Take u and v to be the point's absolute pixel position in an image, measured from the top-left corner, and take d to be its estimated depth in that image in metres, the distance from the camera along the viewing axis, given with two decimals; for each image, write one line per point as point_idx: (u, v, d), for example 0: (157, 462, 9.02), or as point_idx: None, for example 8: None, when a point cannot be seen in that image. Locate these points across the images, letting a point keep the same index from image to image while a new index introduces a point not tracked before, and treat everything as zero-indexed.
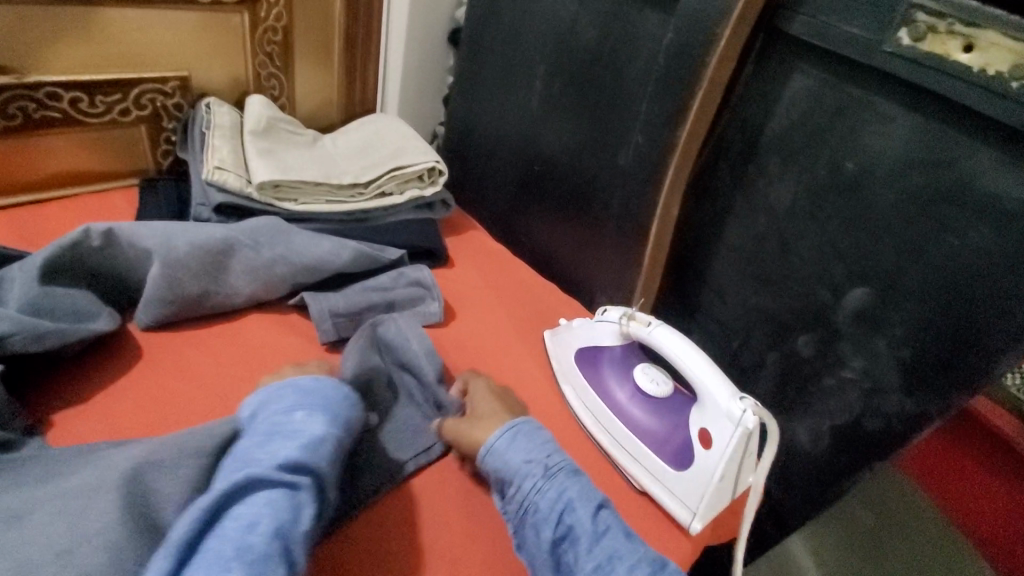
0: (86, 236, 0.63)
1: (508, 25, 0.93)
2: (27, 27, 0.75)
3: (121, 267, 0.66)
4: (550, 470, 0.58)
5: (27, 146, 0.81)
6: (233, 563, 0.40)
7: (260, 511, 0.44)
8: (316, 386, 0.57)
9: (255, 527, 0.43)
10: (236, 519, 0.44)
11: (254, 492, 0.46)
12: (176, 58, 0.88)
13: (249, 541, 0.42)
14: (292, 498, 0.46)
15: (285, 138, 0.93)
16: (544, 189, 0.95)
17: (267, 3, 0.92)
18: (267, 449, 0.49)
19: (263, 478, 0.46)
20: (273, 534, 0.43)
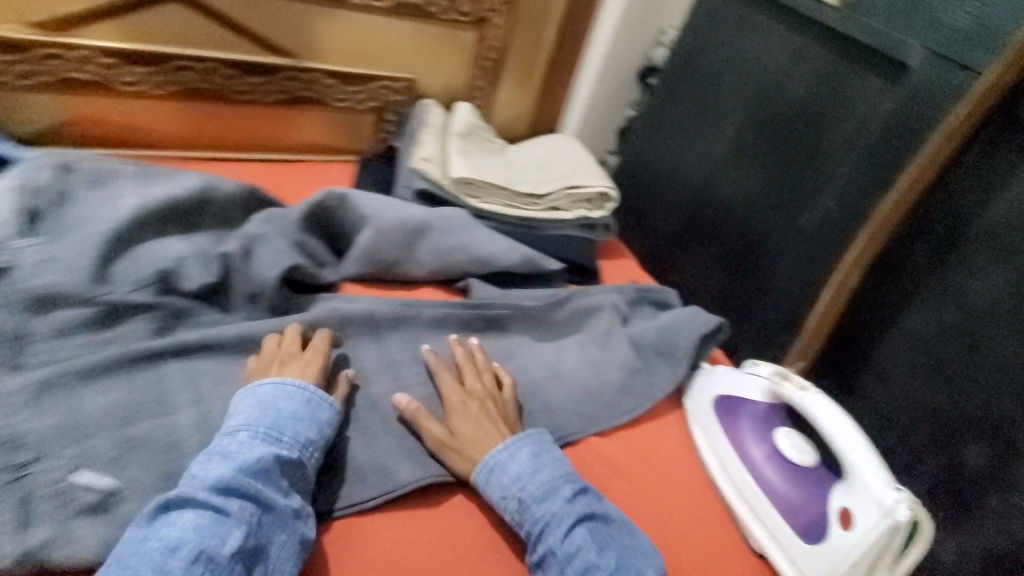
0: (327, 197, 0.75)
1: (712, 71, 0.96)
2: (315, 24, 0.90)
3: (340, 226, 0.78)
4: (523, 504, 0.58)
5: (283, 115, 0.95)
6: None
7: (184, 533, 0.45)
8: (275, 397, 0.56)
9: (180, 549, 0.44)
10: (163, 536, 0.45)
11: (184, 512, 0.47)
12: (410, 63, 1.02)
13: (169, 564, 0.43)
14: (220, 525, 0.46)
15: (478, 143, 1.03)
16: (711, 233, 0.96)
17: (495, 26, 1.04)
18: (211, 464, 0.49)
19: (200, 499, 0.47)
20: (188, 563, 0.43)
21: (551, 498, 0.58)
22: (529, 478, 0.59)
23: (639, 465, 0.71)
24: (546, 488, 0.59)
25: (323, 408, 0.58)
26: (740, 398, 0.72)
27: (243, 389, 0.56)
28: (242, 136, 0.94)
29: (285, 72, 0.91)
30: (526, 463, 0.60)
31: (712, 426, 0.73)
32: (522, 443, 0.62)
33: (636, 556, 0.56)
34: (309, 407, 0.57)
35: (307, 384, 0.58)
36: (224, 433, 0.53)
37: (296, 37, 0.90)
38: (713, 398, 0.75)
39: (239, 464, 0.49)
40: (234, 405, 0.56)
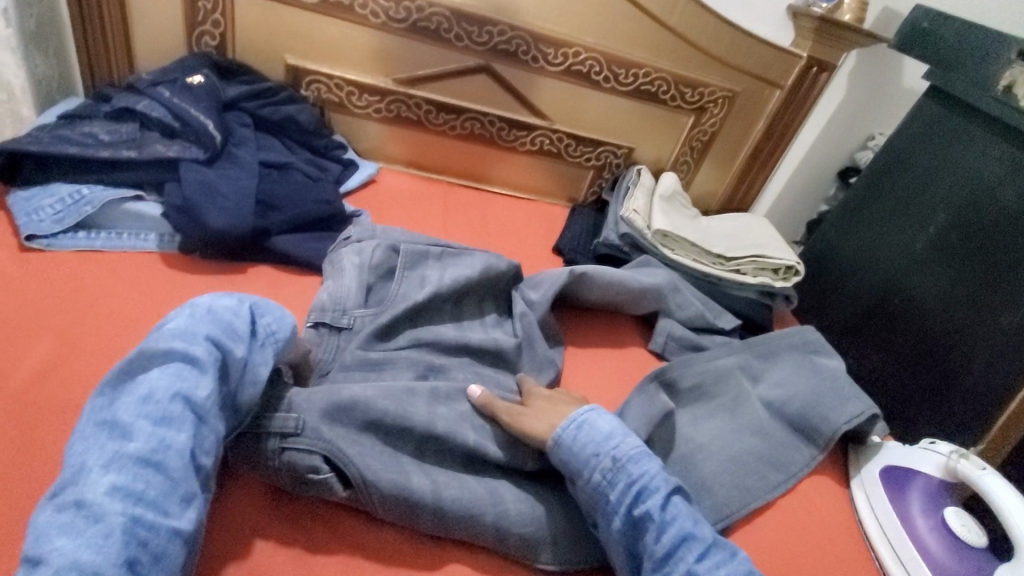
0: (568, 276, 0.91)
1: (918, 175, 1.01)
2: (570, 99, 1.16)
3: (570, 291, 0.93)
4: (617, 461, 0.60)
5: (528, 163, 1.23)
6: (135, 426, 0.45)
7: (158, 384, 0.48)
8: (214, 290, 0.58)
9: (153, 399, 0.47)
10: (139, 390, 0.48)
11: (154, 367, 0.49)
12: (633, 136, 1.23)
13: (151, 408, 0.47)
14: (192, 376, 0.49)
15: (678, 208, 1.19)
16: (895, 323, 0.98)
17: (711, 115, 1.22)
18: (163, 333, 0.52)
19: (164, 358, 0.50)
20: (171, 400, 0.47)
21: (643, 463, 0.61)
22: (616, 437, 0.62)
23: (794, 503, 0.74)
24: (636, 452, 0.62)
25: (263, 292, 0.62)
26: (912, 470, 0.74)
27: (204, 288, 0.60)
28: (497, 173, 1.23)
29: (540, 131, 1.18)
30: (615, 426, 0.64)
31: (877, 495, 0.74)
32: (608, 414, 0.66)
33: (724, 539, 0.59)
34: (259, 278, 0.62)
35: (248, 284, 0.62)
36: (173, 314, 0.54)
37: (555, 108, 1.17)
38: (882, 467, 0.76)
39: (194, 326, 0.52)
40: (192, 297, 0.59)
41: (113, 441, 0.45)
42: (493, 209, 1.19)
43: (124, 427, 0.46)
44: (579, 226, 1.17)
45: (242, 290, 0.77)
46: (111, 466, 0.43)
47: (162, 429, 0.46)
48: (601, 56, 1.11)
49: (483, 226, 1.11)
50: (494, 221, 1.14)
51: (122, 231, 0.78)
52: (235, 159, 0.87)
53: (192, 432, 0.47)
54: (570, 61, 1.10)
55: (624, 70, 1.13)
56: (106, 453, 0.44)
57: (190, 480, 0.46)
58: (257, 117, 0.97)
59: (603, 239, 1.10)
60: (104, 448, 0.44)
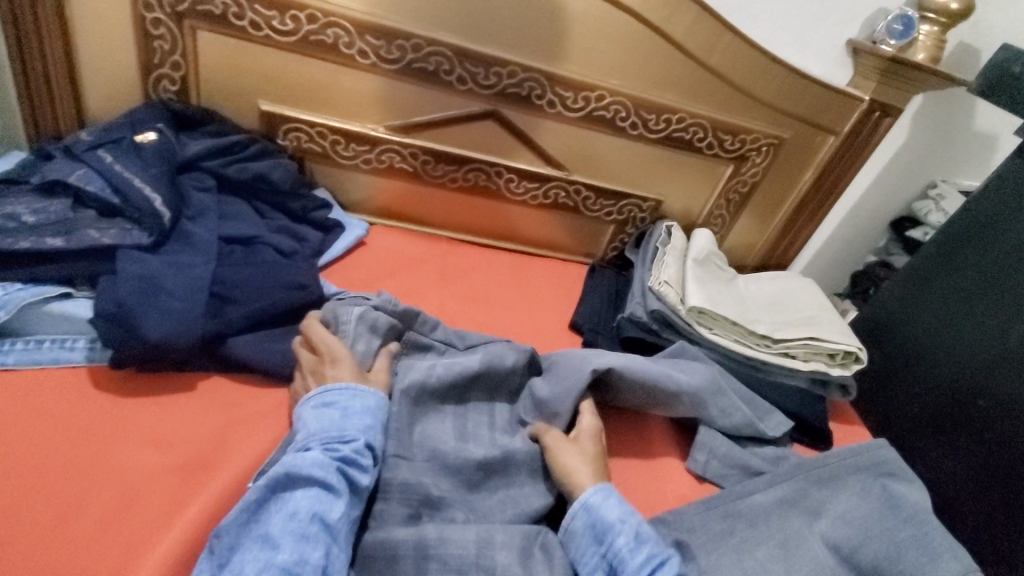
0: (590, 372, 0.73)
1: (1006, 250, 0.85)
2: (590, 148, 1.00)
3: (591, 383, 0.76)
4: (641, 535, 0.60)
5: (541, 216, 1.08)
6: (280, 543, 0.48)
7: (300, 503, 0.51)
8: (334, 402, 0.61)
9: (297, 516, 0.50)
10: (282, 509, 0.51)
11: (293, 489, 0.52)
12: (660, 186, 1.08)
13: (291, 525, 0.49)
14: (328, 498, 0.52)
15: (713, 273, 1.03)
16: (982, 428, 0.83)
17: (752, 163, 1.06)
18: (305, 452, 0.55)
19: (303, 478, 0.53)
20: (310, 520, 0.50)
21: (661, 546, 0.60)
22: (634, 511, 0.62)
23: None
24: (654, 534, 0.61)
25: (373, 401, 0.63)
26: None
27: (310, 397, 0.62)
28: (504, 227, 1.08)
29: (555, 182, 1.03)
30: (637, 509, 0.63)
31: None
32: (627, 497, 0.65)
33: None
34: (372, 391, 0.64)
35: (355, 385, 0.63)
36: (303, 436, 0.58)
37: (572, 156, 1.01)
38: None
39: (332, 449, 0.56)
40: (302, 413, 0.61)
41: (262, 552, 0.48)
42: (500, 271, 1.03)
43: (273, 539, 0.49)
44: (599, 293, 1.01)
45: (184, 415, 0.62)
46: None
47: (301, 549, 0.48)
48: (627, 100, 0.95)
49: (488, 294, 0.96)
50: (501, 287, 0.99)
51: (43, 338, 0.63)
52: (189, 238, 0.72)
53: (326, 553, 0.49)
54: (591, 106, 0.95)
55: (653, 115, 0.97)
56: (258, 562, 0.47)
57: None
58: (222, 177, 0.83)
59: (629, 314, 0.94)
60: (256, 557, 0.47)
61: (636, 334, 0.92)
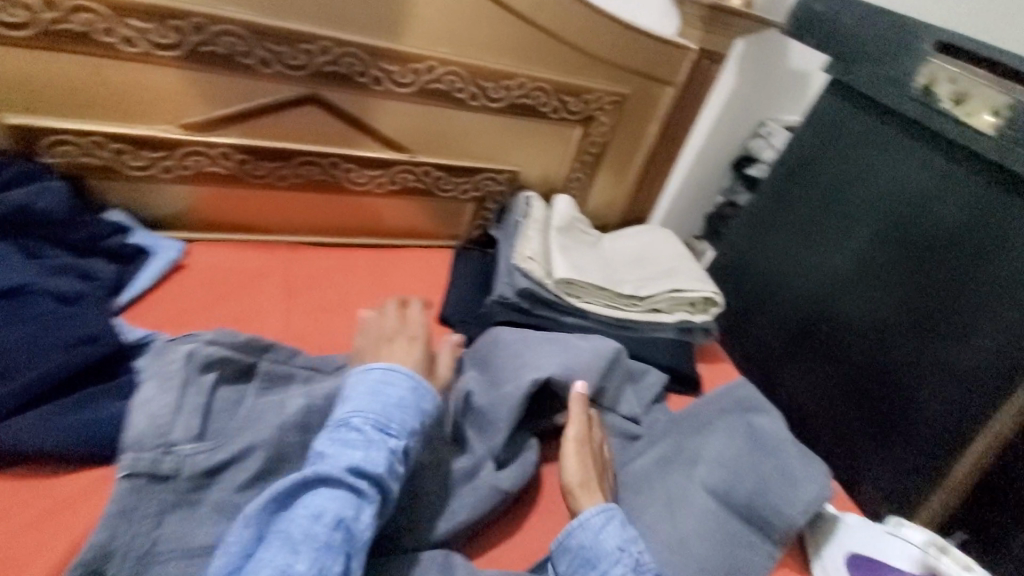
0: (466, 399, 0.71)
1: (828, 181, 0.91)
2: (432, 124, 0.94)
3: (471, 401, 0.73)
4: (639, 567, 0.58)
5: (392, 204, 0.99)
6: (298, 548, 0.47)
7: (326, 504, 0.50)
8: (383, 386, 0.60)
9: (322, 518, 0.48)
10: (306, 508, 0.50)
11: (320, 488, 0.51)
12: (513, 156, 1.03)
13: (313, 530, 0.48)
14: (356, 502, 0.51)
15: (577, 239, 1.02)
16: (824, 347, 0.89)
17: (600, 123, 1.04)
18: (338, 450, 0.54)
19: (332, 479, 0.51)
20: (334, 528, 0.48)
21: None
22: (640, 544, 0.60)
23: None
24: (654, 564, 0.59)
25: (425, 399, 0.62)
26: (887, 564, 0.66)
27: (357, 379, 0.61)
28: (354, 223, 0.98)
29: (400, 166, 0.94)
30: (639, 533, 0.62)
31: None
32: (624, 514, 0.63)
33: None
34: (418, 391, 0.62)
35: (411, 374, 0.62)
36: (338, 422, 0.57)
37: (414, 135, 0.94)
38: (848, 555, 0.68)
39: (365, 448, 0.54)
40: (348, 386, 0.61)
41: (282, 555, 0.46)
42: (356, 272, 0.94)
43: (295, 543, 0.47)
44: (465, 279, 0.96)
45: None
46: None
47: (317, 561, 0.46)
48: (460, 68, 0.88)
49: (342, 301, 0.87)
50: (358, 290, 0.90)
51: None
52: None
53: (345, 561, 0.48)
54: (421, 79, 0.87)
55: (492, 83, 0.92)
56: (275, 567, 0.45)
57: None
58: None
59: (499, 297, 0.89)
60: (274, 561, 0.46)
61: (507, 317, 0.89)
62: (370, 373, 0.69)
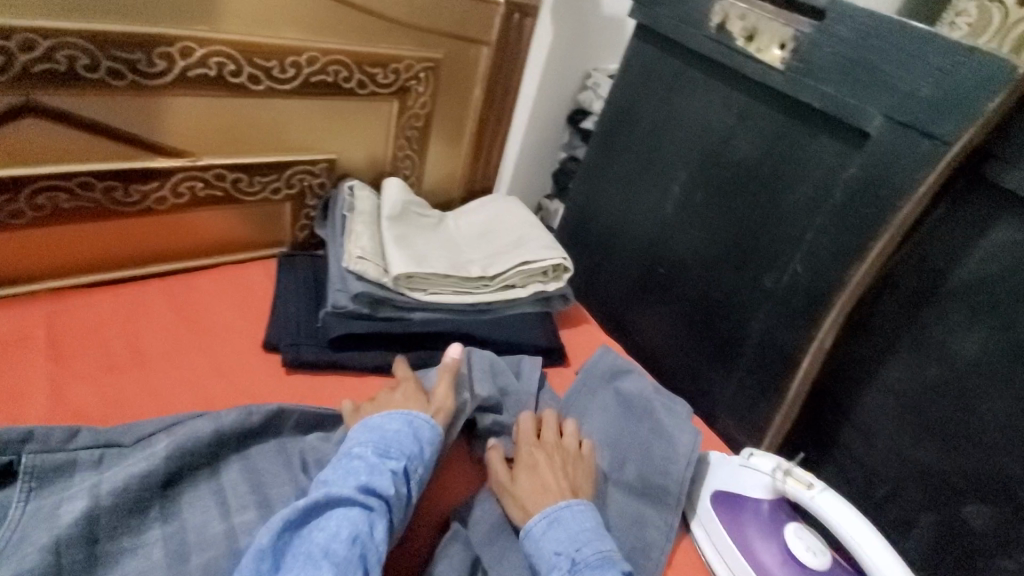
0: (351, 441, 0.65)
1: (649, 127, 0.91)
2: (212, 117, 0.77)
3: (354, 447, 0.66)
4: (577, 565, 0.55)
5: (184, 221, 0.83)
6: (322, 565, 0.48)
7: (341, 524, 0.52)
8: (384, 421, 0.64)
9: (339, 536, 0.51)
10: (322, 530, 0.52)
11: (333, 508, 0.53)
12: (327, 142, 0.90)
13: (333, 547, 0.50)
14: (367, 518, 0.53)
15: (415, 224, 0.92)
16: (669, 291, 0.91)
17: (416, 93, 0.94)
18: (345, 474, 0.57)
19: (344, 499, 0.54)
20: (352, 545, 0.50)
21: (605, 568, 0.55)
22: (587, 539, 0.58)
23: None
24: (602, 556, 0.56)
25: (427, 429, 0.65)
26: (746, 496, 0.68)
27: (362, 422, 0.64)
28: (140, 250, 0.81)
29: (181, 173, 0.78)
30: (589, 526, 0.59)
31: (716, 533, 0.67)
32: (581, 505, 0.61)
33: None
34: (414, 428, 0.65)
35: (410, 412, 0.66)
36: (346, 452, 0.60)
37: (190, 134, 0.77)
38: (712, 495, 0.70)
39: (371, 469, 0.57)
40: (353, 434, 0.63)
41: (304, 575, 0.48)
42: (153, 308, 0.78)
43: (315, 564, 0.49)
44: (292, 292, 0.84)
45: None
46: None
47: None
48: (229, 48, 0.73)
49: (136, 351, 0.71)
50: (157, 332, 0.74)
51: None
52: None
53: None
54: (179, 66, 0.71)
55: (275, 61, 0.77)
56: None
57: None
58: None
59: (332, 307, 0.79)
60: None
61: (348, 329, 0.77)
62: (183, 449, 0.58)
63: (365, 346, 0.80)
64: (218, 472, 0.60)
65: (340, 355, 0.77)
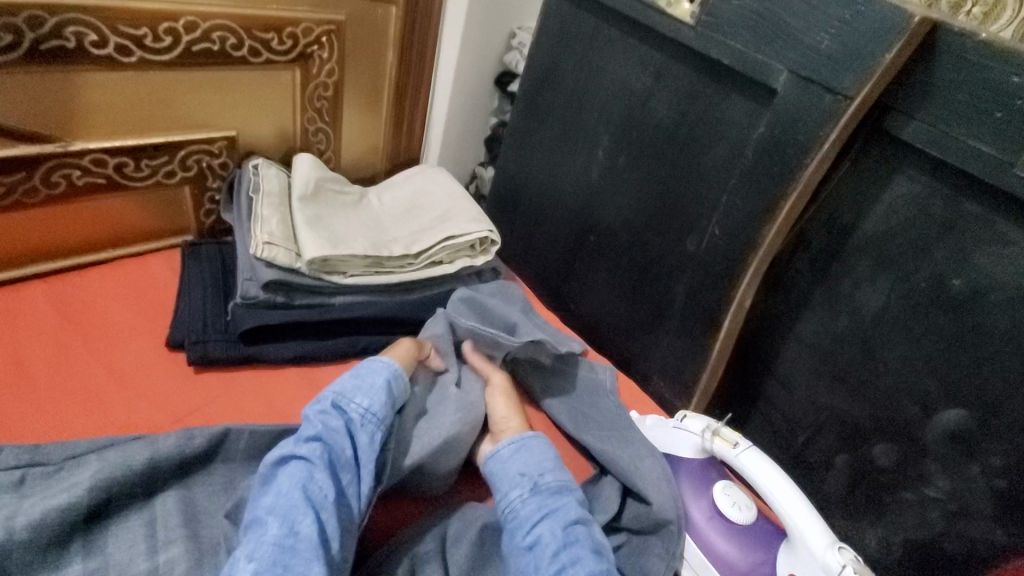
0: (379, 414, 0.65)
1: (571, 90, 0.87)
2: (82, 96, 0.70)
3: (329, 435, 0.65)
4: (537, 488, 0.60)
5: (64, 213, 0.75)
6: (267, 516, 0.52)
7: (284, 476, 0.55)
8: (333, 374, 0.66)
9: (282, 488, 0.54)
10: (273, 487, 0.56)
11: (283, 465, 0.57)
12: (224, 117, 0.83)
13: (277, 499, 0.54)
14: (307, 465, 0.56)
15: (331, 202, 0.87)
16: (598, 258, 0.90)
17: (320, 59, 0.87)
18: (288, 435, 0.60)
19: (283, 455, 0.58)
20: (296, 493, 0.54)
21: (561, 494, 0.61)
22: (550, 467, 0.63)
23: None
24: (561, 484, 0.62)
25: (379, 370, 0.66)
26: (677, 457, 0.69)
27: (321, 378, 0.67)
28: (11, 249, 0.73)
29: (53, 160, 0.70)
30: (548, 457, 0.64)
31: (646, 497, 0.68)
32: (535, 437, 0.66)
33: (600, 557, 0.56)
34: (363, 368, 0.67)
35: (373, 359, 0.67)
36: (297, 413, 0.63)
37: (55, 115, 0.69)
38: None
39: (307, 425, 0.60)
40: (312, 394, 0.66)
41: (257, 529, 0.52)
42: (36, 315, 0.71)
43: (263, 516, 0.53)
44: (198, 285, 0.78)
45: None
46: (251, 554, 0.49)
47: (287, 522, 0.52)
48: (87, 17, 0.65)
49: (15, 365, 0.66)
50: (39, 342, 0.69)
51: None
52: None
53: (317, 515, 0.53)
54: (29, 39, 0.63)
55: (146, 29, 0.69)
56: (252, 541, 0.51)
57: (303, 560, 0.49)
58: None
59: (242, 298, 0.74)
60: (249, 538, 0.51)
61: (259, 321, 0.73)
62: (113, 478, 0.54)
63: (283, 336, 0.76)
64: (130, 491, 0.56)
65: (254, 350, 0.73)
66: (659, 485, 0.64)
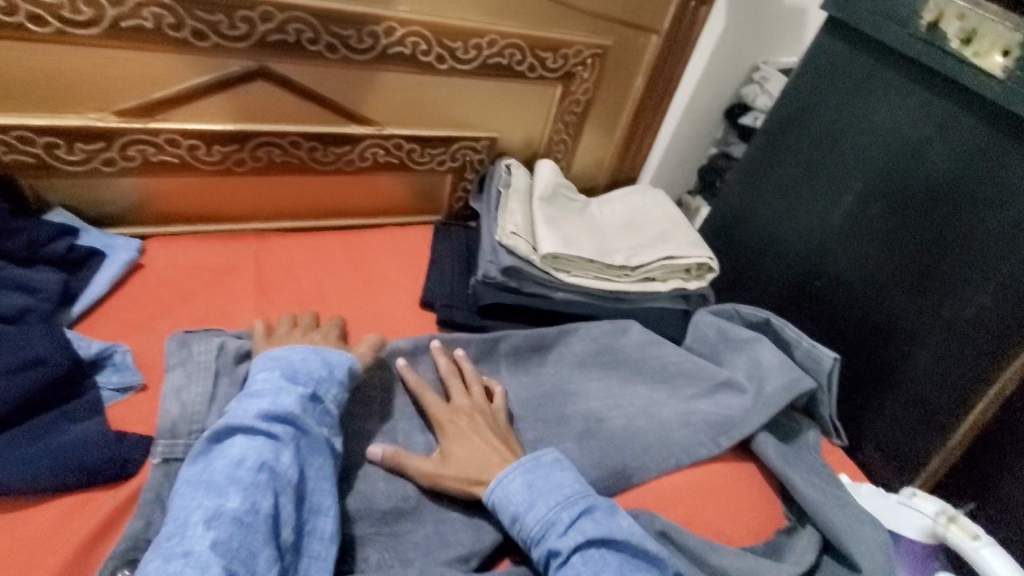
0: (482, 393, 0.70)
1: (825, 131, 0.85)
2: (399, 91, 0.86)
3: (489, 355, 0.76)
4: (526, 531, 0.56)
5: (365, 181, 0.92)
6: (227, 489, 0.49)
7: (245, 451, 0.52)
8: (284, 350, 0.62)
9: (244, 464, 0.51)
10: (227, 456, 0.52)
11: (236, 439, 0.53)
12: (492, 121, 0.96)
13: (238, 473, 0.50)
14: (272, 447, 0.52)
15: (564, 207, 0.95)
16: (820, 306, 0.86)
17: (581, 79, 0.96)
18: (246, 402, 0.55)
19: (242, 427, 0.53)
20: (255, 472, 0.50)
21: (550, 530, 0.55)
22: (536, 500, 0.57)
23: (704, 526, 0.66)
24: (544, 520, 0.56)
25: (334, 355, 0.63)
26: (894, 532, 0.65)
27: (266, 354, 0.62)
28: (323, 204, 0.92)
29: (369, 140, 0.87)
30: (520, 489, 0.58)
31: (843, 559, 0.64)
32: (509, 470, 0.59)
33: None
34: (321, 355, 0.62)
35: (315, 345, 0.63)
36: (246, 388, 0.58)
37: (378, 105, 0.86)
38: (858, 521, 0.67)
39: (272, 396, 0.56)
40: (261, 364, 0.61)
41: (210, 500, 0.49)
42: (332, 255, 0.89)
43: (219, 488, 0.49)
44: (448, 258, 0.91)
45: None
46: (211, 523, 0.47)
47: (248, 501, 0.48)
48: (424, 30, 0.80)
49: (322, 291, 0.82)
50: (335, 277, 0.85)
51: None
52: None
53: (274, 500, 0.50)
54: (381, 43, 0.79)
55: (461, 43, 0.83)
56: (206, 510, 0.48)
57: (259, 539, 0.47)
58: None
59: (484, 277, 0.84)
60: (204, 504, 0.48)
61: (498, 300, 0.83)
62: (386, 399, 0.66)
63: (513, 318, 0.85)
64: (394, 405, 0.68)
65: (488, 323, 0.83)
66: (872, 552, 0.60)
